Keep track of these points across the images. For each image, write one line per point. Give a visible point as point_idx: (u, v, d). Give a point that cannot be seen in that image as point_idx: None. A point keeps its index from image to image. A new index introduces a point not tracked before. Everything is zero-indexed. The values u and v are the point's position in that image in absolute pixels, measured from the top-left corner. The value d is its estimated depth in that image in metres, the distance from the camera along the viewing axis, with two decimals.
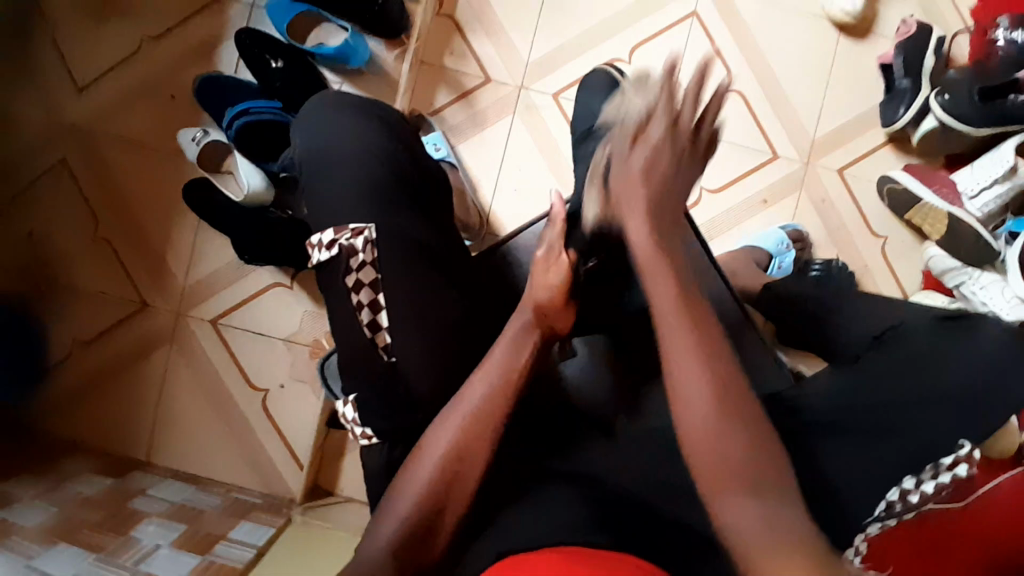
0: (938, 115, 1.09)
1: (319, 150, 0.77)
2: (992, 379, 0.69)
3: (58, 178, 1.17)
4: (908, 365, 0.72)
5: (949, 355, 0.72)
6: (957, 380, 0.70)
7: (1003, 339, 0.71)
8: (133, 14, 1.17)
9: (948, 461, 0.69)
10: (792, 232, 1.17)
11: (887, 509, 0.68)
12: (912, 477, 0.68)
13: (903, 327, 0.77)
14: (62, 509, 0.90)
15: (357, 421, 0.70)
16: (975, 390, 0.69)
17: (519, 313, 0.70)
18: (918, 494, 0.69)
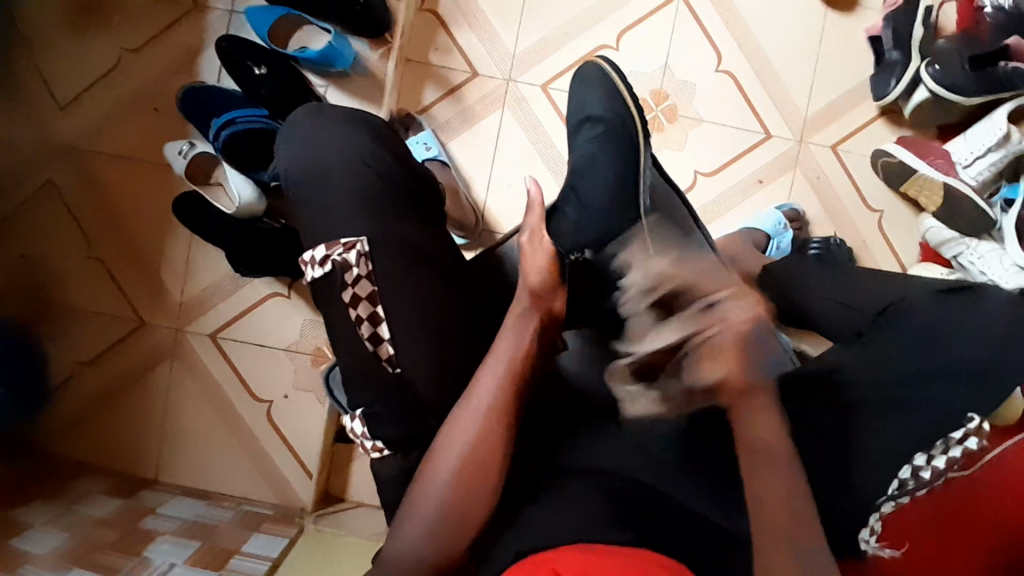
0: (930, 87, 1.09)
1: (312, 159, 0.75)
2: (997, 353, 0.73)
3: (45, 199, 1.15)
4: (912, 341, 0.76)
5: (954, 330, 0.75)
6: (959, 354, 0.73)
7: (1005, 310, 0.75)
8: (110, 26, 1.14)
9: (957, 435, 0.71)
10: (789, 212, 1.16)
11: (900, 486, 0.70)
12: (923, 453, 0.71)
13: (900, 307, 0.80)
14: (73, 533, 0.90)
15: (366, 434, 0.69)
16: (972, 358, 0.73)
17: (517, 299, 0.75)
18: (930, 469, 0.70)
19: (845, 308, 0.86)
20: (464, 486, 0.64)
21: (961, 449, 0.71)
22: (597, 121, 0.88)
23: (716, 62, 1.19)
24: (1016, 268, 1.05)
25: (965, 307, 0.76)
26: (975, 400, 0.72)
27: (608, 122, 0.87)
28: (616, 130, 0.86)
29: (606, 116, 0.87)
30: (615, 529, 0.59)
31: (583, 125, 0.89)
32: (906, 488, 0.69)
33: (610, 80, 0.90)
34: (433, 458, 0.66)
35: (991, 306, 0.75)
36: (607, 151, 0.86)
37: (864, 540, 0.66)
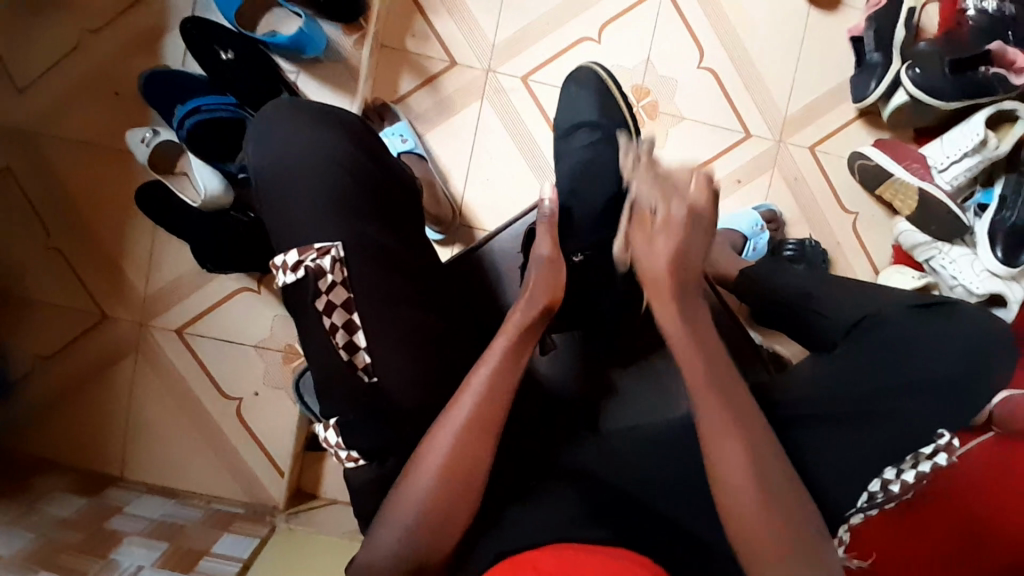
0: (910, 89, 1.08)
1: (281, 161, 0.71)
2: (970, 372, 0.71)
3: (0, 186, 1.09)
4: (888, 347, 0.73)
5: (927, 340, 0.72)
6: (931, 360, 0.72)
7: (976, 323, 0.73)
8: (68, 4, 1.08)
9: (927, 450, 0.70)
10: (766, 213, 1.16)
11: (869, 500, 0.70)
12: (892, 468, 0.70)
13: (883, 317, 0.74)
14: (38, 534, 0.87)
15: (342, 445, 0.65)
16: (945, 368, 0.71)
17: (525, 305, 0.70)
18: (900, 483, 0.70)
19: (824, 316, 0.77)
20: (440, 503, 0.60)
21: (931, 464, 0.70)
22: (593, 127, 0.89)
23: (699, 58, 1.17)
24: (986, 274, 1.08)
25: (941, 317, 0.74)
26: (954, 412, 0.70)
27: (604, 131, 0.88)
28: (611, 139, 0.87)
29: (600, 124, 0.89)
30: (595, 528, 0.60)
31: (579, 130, 0.90)
32: (875, 501, 0.69)
33: (604, 86, 0.94)
34: (405, 480, 0.62)
35: (962, 320, 0.73)
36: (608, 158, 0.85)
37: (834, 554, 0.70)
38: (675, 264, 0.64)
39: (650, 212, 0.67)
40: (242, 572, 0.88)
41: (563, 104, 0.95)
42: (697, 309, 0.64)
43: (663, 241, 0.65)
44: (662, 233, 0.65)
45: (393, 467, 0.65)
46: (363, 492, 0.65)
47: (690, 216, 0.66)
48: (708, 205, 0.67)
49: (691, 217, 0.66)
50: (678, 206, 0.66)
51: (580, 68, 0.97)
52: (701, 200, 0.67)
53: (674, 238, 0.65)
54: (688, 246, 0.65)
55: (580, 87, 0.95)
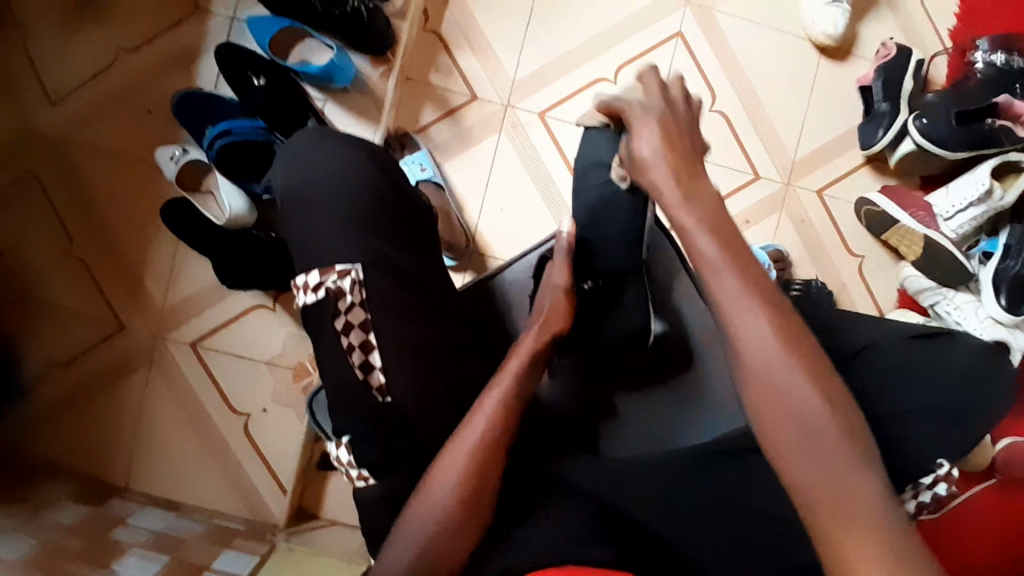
0: (916, 139, 1.11)
1: (301, 185, 0.71)
2: (968, 404, 0.71)
3: (30, 196, 1.12)
4: (886, 382, 0.74)
5: (924, 372, 0.74)
6: (929, 398, 0.72)
7: (977, 353, 0.74)
8: (108, 25, 1.13)
9: (927, 480, 0.73)
10: (773, 252, 1.18)
11: None
12: (894, 498, 0.72)
13: (878, 348, 0.77)
14: (41, 540, 0.88)
15: (353, 463, 0.66)
16: (939, 406, 0.72)
17: (537, 329, 0.73)
18: (901, 513, 0.73)
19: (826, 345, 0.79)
20: (451, 522, 0.61)
21: (931, 494, 0.73)
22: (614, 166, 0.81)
23: (711, 100, 1.21)
24: (990, 320, 1.10)
25: (938, 348, 0.76)
26: (956, 448, 0.71)
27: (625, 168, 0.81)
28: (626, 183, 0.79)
29: (616, 162, 0.80)
30: (598, 545, 0.62)
31: (594, 168, 0.83)
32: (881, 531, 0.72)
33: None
34: (416, 496, 0.63)
35: (956, 347, 0.75)
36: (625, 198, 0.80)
37: None
38: (666, 157, 0.61)
39: (632, 139, 0.63)
40: None
41: None
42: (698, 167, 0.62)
43: (649, 135, 0.62)
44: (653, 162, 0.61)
45: (404, 485, 0.66)
46: (369, 504, 0.66)
47: (661, 107, 0.64)
48: (663, 97, 0.64)
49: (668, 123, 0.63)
50: (647, 110, 0.64)
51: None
52: (656, 100, 0.64)
53: (663, 163, 0.61)
54: (672, 133, 0.62)
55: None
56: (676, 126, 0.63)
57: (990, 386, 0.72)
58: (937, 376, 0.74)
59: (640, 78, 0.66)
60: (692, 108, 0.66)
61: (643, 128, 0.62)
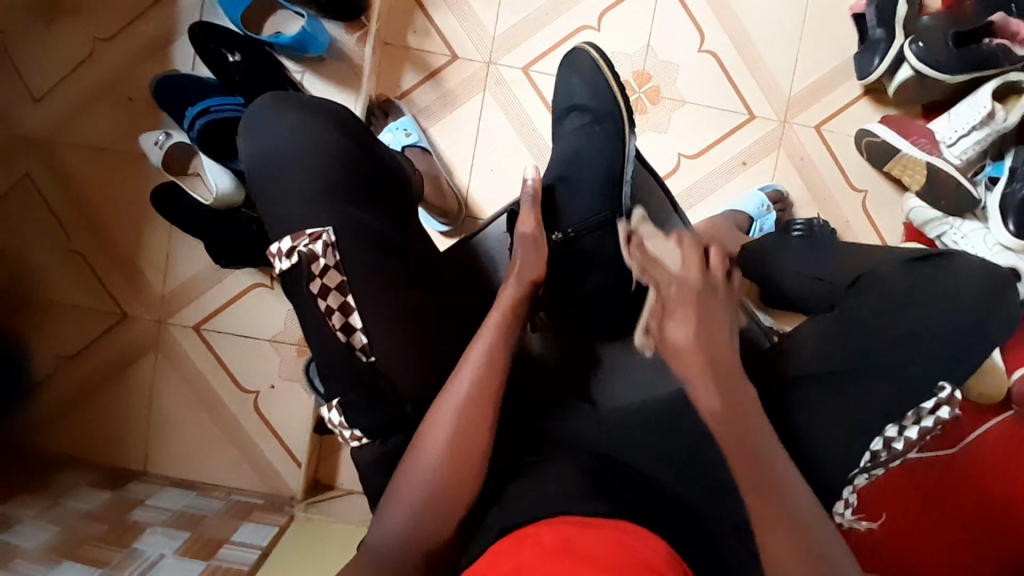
0: (914, 64, 1.07)
1: (271, 159, 0.70)
2: (964, 322, 0.72)
3: (23, 192, 1.13)
4: (883, 317, 0.73)
5: (923, 294, 0.74)
6: (925, 327, 0.72)
7: (973, 273, 0.74)
8: (80, 12, 1.12)
9: (928, 405, 0.70)
10: (771, 193, 1.16)
11: (872, 459, 0.71)
12: (894, 425, 0.71)
13: (873, 276, 0.76)
14: (64, 527, 0.91)
15: (345, 424, 0.67)
16: (935, 333, 0.72)
17: (514, 284, 0.73)
18: (903, 440, 0.70)
19: (821, 280, 0.83)
20: (445, 479, 0.63)
21: (934, 420, 0.70)
22: (584, 111, 0.89)
23: (699, 42, 1.18)
24: (999, 247, 1.07)
25: (937, 271, 0.75)
26: (950, 367, 0.71)
27: (595, 113, 0.88)
28: (602, 122, 0.87)
29: (592, 108, 0.88)
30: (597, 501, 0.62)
31: (570, 115, 0.91)
32: (878, 460, 0.70)
33: (597, 70, 0.89)
34: (407, 458, 0.65)
35: (957, 269, 0.74)
36: (596, 146, 0.87)
37: (837, 513, 0.72)
38: (701, 342, 0.65)
39: (666, 320, 0.69)
40: (261, 559, 0.92)
41: (559, 89, 0.94)
42: (729, 352, 0.66)
43: (686, 315, 0.68)
44: (667, 331, 0.68)
45: (394, 446, 0.67)
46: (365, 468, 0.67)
47: (696, 290, 0.70)
48: (701, 275, 0.72)
49: (688, 290, 0.70)
50: (681, 291, 0.70)
51: (574, 51, 0.93)
52: (692, 272, 0.72)
53: (682, 304, 0.69)
54: (705, 317, 0.68)
55: (575, 73, 0.91)
56: (706, 291, 0.70)
57: (984, 309, 0.72)
58: (939, 298, 0.73)
59: (685, 251, 0.75)
60: (727, 284, 0.73)
61: (668, 292, 0.71)
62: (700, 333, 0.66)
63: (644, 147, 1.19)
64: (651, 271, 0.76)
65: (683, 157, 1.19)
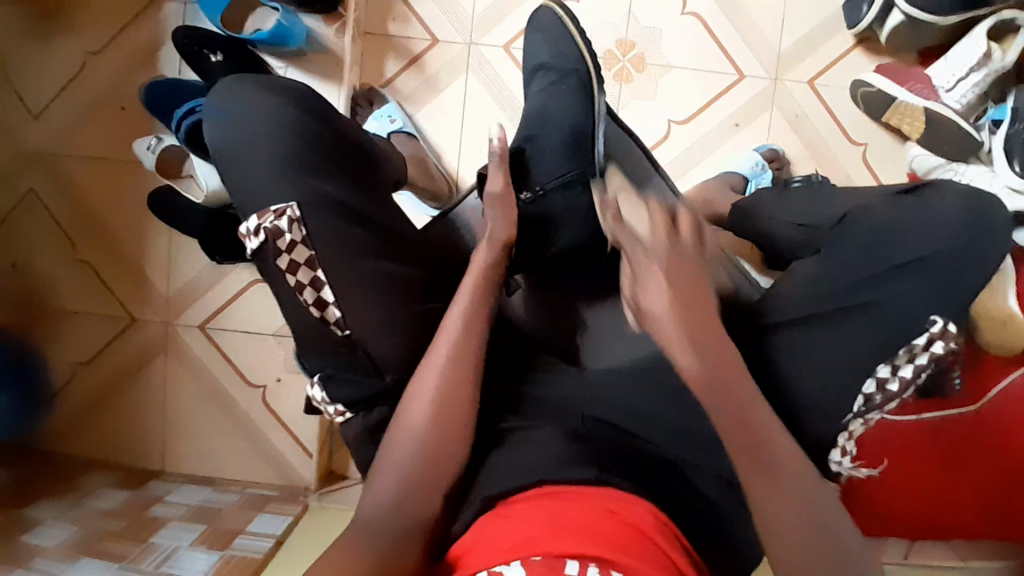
0: (904, 9, 1.02)
1: (232, 137, 0.72)
2: (945, 255, 0.69)
3: (28, 207, 1.17)
4: (860, 251, 0.73)
5: (900, 230, 0.72)
6: (907, 256, 0.70)
7: (956, 202, 0.71)
8: (68, 27, 1.15)
9: (921, 341, 0.68)
10: (767, 152, 1.14)
11: (867, 402, 0.69)
12: (887, 365, 0.68)
13: (855, 214, 0.76)
14: (83, 525, 0.94)
15: (327, 400, 0.70)
16: (917, 258, 0.69)
17: (486, 248, 0.74)
18: (897, 380, 0.69)
19: (803, 228, 0.83)
20: (424, 452, 0.63)
21: (929, 356, 0.68)
22: (547, 70, 0.86)
23: (682, 5, 1.16)
24: (1008, 189, 1.00)
25: (916, 203, 0.73)
26: (941, 296, 0.68)
27: (558, 71, 0.84)
28: (565, 78, 0.84)
29: (551, 65, 0.85)
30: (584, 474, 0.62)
31: (535, 74, 0.88)
32: (872, 403, 0.69)
33: (559, 24, 0.87)
34: (390, 437, 0.65)
35: (937, 201, 0.72)
36: (555, 99, 0.83)
37: (835, 462, 0.72)
38: (679, 310, 0.64)
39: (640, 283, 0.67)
40: (276, 548, 0.94)
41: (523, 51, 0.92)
42: (710, 320, 0.65)
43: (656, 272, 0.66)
44: (644, 313, 0.66)
45: (379, 415, 0.70)
46: None
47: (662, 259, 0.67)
48: (670, 235, 0.68)
49: (665, 256, 0.67)
50: (651, 254, 0.67)
51: (536, 12, 0.92)
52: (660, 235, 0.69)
53: (654, 268, 0.66)
54: (678, 281, 0.66)
55: (539, 30, 0.89)
56: (685, 251, 0.68)
57: (968, 242, 0.69)
58: (916, 233, 0.71)
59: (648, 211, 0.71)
60: (694, 241, 0.70)
61: (640, 256, 0.68)
62: (687, 313, 0.64)
63: (632, 116, 1.17)
64: (616, 227, 0.72)
65: (673, 124, 1.18)
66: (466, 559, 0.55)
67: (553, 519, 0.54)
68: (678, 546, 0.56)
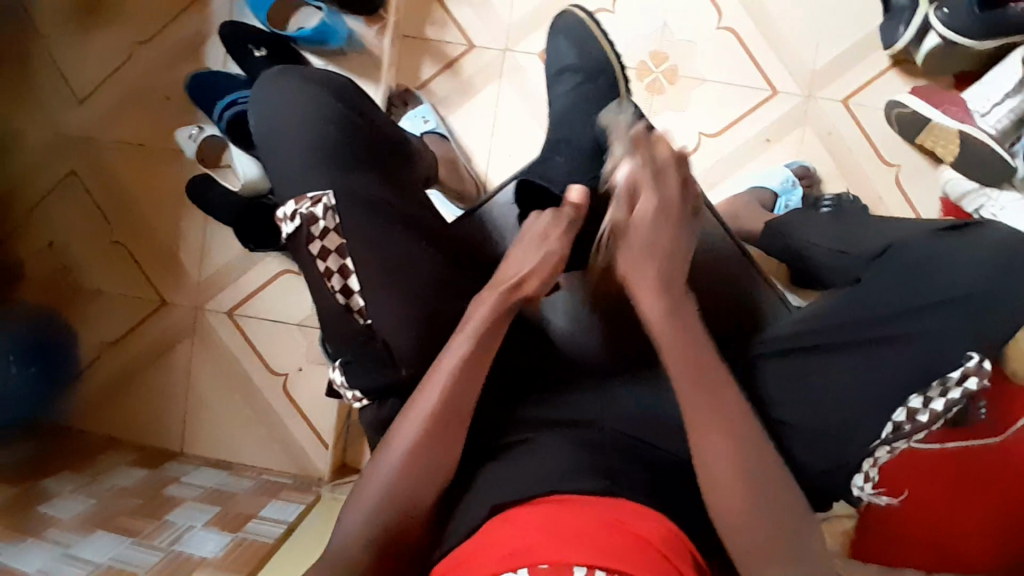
0: (940, 31, 1.02)
1: (266, 126, 0.76)
2: (986, 293, 0.69)
3: (70, 189, 1.22)
4: (899, 281, 0.73)
5: (941, 265, 0.71)
6: (947, 290, 0.70)
7: (1000, 246, 0.71)
8: (121, 19, 1.20)
9: (956, 375, 0.67)
10: (798, 169, 1.13)
11: (895, 432, 0.68)
12: (919, 396, 0.67)
13: (899, 246, 0.76)
14: (101, 500, 0.96)
15: (346, 385, 0.71)
16: (956, 293, 0.69)
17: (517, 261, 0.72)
18: (927, 412, 0.67)
19: (844, 254, 0.83)
20: (433, 438, 0.64)
21: (962, 390, 0.67)
22: (575, 71, 0.88)
23: (717, 19, 1.17)
24: None
25: (962, 241, 0.73)
26: (978, 331, 0.68)
27: (586, 72, 0.87)
28: (595, 79, 0.86)
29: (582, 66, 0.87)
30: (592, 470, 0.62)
31: (562, 76, 0.89)
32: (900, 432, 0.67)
33: (582, 26, 0.90)
34: (400, 420, 0.65)
35: (983, 241, 0.72)
36: (589, 104, 0.85)
37: (857, 486, 0.70)
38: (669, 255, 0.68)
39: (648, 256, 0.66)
40: (286, 534, 0.96)
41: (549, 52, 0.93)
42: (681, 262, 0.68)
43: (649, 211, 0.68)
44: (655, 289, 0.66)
45: (391, 408, 0.71)
46: None
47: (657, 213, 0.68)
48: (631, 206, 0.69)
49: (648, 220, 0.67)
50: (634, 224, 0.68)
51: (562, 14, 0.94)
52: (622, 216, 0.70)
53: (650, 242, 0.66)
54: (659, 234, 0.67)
55: (562, 34, 0.92)
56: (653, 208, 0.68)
57: (1009, 283, 0.69)
58: (959, 268, 0.71)
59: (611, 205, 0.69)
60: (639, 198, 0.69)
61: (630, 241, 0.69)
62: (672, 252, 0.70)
63: (662, 128, 1.18)
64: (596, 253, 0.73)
65: (703, 137, 1.18)
66: (465, 561, 0.55)
67: (562, 524, 0.54)
68: (683, 547, 0.56)
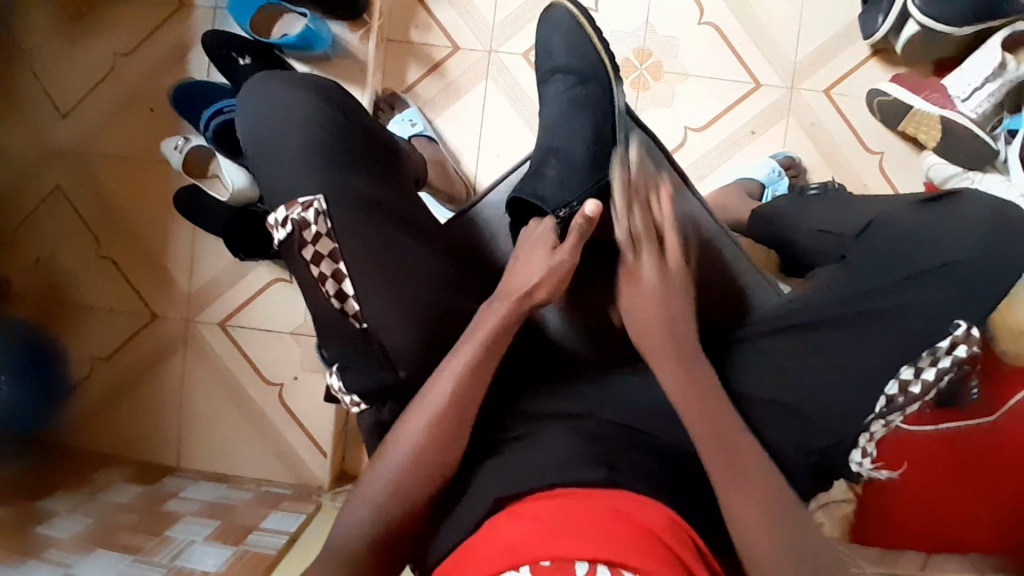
0: (918, 19, 1.03)
1: (262, 134, 0.74)
2: (971, 265, 0.70)
3: (55, 204, 1.20)
4: (885, 261, 0.74)
5: (925, 242, 0.73)
6: (929, 265, 0.72)
7: (982, 216, 0.72)
8: (101, 30, 1.19)
9: (944, 345, 0.68)
10: (783, 160, 1.15)
11: (889, 404, 0.69)
12: (910, 368, 0.69)
13: (881, 221, 0.78)
14: (99, 518, 0.94)
15: (344, 389, 0.68)
16: (938, 268, 0.71)
17: (524, 265, 0.72)
18: (920, 383, 0.68)
19: (824, 234, 0.84)
20: (437, 437, 0.64)
21: (951, 359, 0.68)
22: (567, 71, 0.88)
23: (699, 14, 1.18)
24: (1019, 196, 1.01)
25: (945, 215, 0.74)
26: (965, 304, 0.70)
27: (578, 73, 0.87)
28: (587, 78, 0.86)
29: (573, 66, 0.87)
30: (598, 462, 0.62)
31: (555, 76, 0.89)
32: (894, 404, 0.68)
33: (576, 24, 0.88)
34: (405, 420, 0.65)
35: (964, 212, 0.73)
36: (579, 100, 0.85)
37: (855, 462, 0.70)
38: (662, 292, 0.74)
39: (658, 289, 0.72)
40: (290, 544, 0.95)
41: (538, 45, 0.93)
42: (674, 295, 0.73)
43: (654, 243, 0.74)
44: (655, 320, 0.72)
45: (391, 412, 0.72)
46: None
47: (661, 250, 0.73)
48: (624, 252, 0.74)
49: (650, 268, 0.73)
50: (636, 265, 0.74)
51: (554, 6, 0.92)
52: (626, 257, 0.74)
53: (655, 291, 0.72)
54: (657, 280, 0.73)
55: (556, 30, 0.90)
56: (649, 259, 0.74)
57: (992, 254, 0.70)
58: (943, 244, 0.72)
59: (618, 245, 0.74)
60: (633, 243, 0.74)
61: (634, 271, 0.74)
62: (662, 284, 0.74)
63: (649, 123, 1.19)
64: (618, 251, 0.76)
65: (689, 131, 1.19)
66: (473, 559, 0.55)
67: (574, 518, 0.53)
68: (692, 536, 0.56)
